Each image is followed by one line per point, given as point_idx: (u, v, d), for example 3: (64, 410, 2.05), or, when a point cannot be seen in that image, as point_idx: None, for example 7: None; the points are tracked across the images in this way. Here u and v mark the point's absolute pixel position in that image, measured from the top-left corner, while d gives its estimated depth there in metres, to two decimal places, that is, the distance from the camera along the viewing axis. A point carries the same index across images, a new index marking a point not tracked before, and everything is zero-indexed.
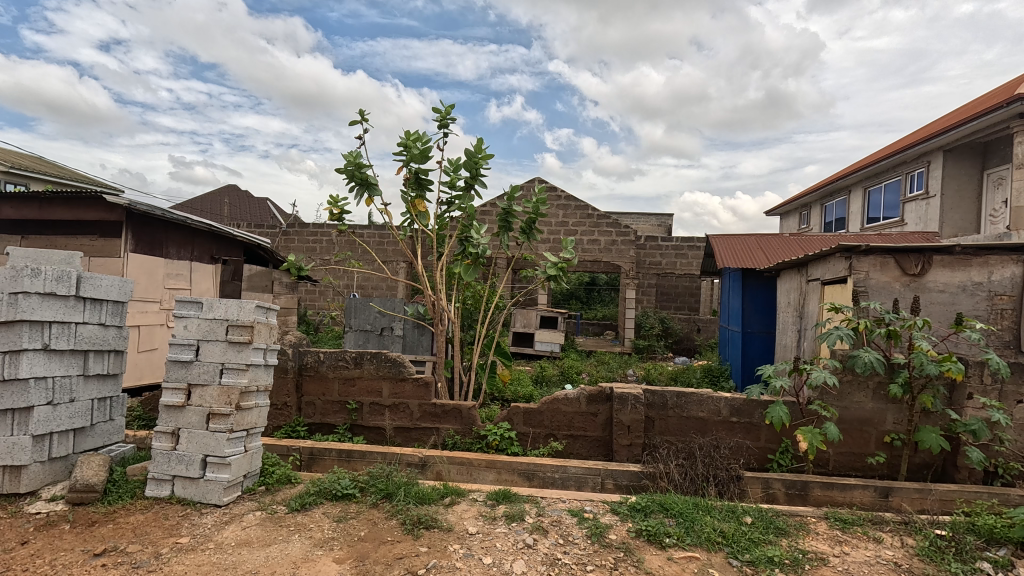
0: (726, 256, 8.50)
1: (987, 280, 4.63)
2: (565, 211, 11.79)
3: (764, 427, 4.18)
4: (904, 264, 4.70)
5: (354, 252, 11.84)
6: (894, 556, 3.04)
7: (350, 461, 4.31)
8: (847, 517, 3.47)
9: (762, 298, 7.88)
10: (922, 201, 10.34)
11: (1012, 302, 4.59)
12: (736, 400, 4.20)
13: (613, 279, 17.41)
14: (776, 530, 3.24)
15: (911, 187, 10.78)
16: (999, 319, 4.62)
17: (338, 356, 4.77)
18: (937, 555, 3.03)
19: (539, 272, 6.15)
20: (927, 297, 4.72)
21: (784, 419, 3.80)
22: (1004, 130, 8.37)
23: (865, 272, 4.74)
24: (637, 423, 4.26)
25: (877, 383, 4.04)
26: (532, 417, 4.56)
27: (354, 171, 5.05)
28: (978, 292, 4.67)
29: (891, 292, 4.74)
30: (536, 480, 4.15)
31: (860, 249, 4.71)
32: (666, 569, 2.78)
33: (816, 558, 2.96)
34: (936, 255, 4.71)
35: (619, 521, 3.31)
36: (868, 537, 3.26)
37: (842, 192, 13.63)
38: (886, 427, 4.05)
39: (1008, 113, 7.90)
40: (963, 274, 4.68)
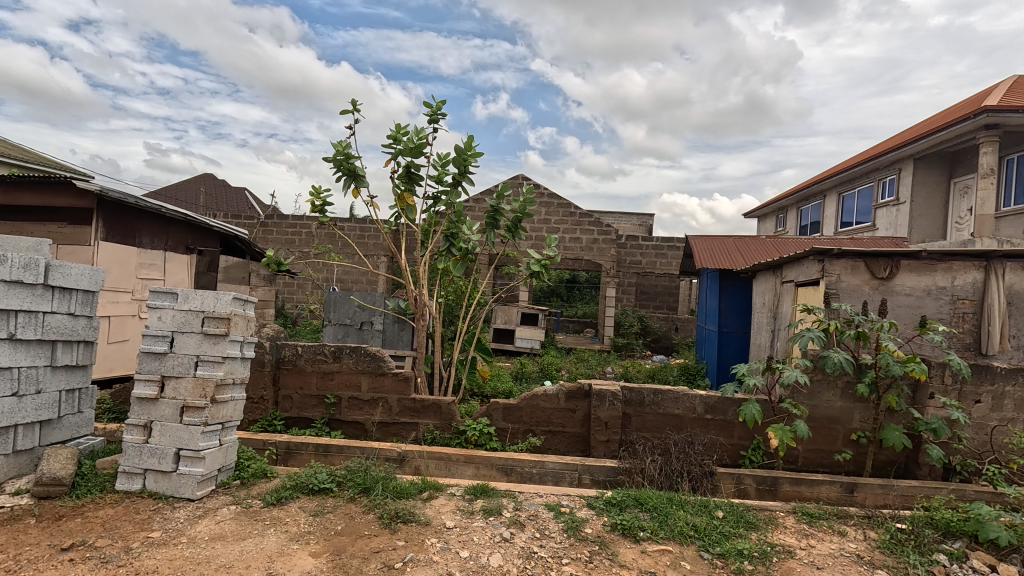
0: (705, 257, 8.66)
1: (951, 285, 4.84)
2: (548, 209, 11.86)
3: (737, 425, 4.29)
4: (873, 268, 4.87)
5: (334, 245, 11.74)
6: (856, 549, 3.16)
7: (327, 455, 4.28)
8: (814, 511, 3.58)
9: (738, 298, 8.02)
10: (893, 207, 10.68)
11: (973, 307, 4.82)
12: (710, 398, 4.29)
13: (594, 277, 17.62)
14: (745, 524, 3.33)
15: (883, 194, 11.12)
16: (960, 322, 4.84)
17: (317, 349, 4.72)
18: (897, 548, 3.16)
19: (521, 269, 6.15)
20: (895, 300, 4.90)
21: (756, 417, 3.91)
22: (971, 140, 8.69)
23: (837, 275, 4.89)
24: (615, 419, 4.32)
25: (845, 382, 4.18)
26: (511, 413, 4.58)
27: (342, 162, 4.99)
28: (942, 296, 4.86)
29: (861, 295, 4.90)
30: (514, 475, 4.19)
31: (833, 253, 4.85)
32: (640, 562, 2.85)
33: (783, 551, 3.06)
34: (904, 260, 4.88)
35: (595, 515, 3.36)
36: (833, 530, 3.38)
37: (818, 197, 13.96)
38: (854, 425, 4.19)
39: (974, 123, 8.20)
40: (928, 279, 4.87)
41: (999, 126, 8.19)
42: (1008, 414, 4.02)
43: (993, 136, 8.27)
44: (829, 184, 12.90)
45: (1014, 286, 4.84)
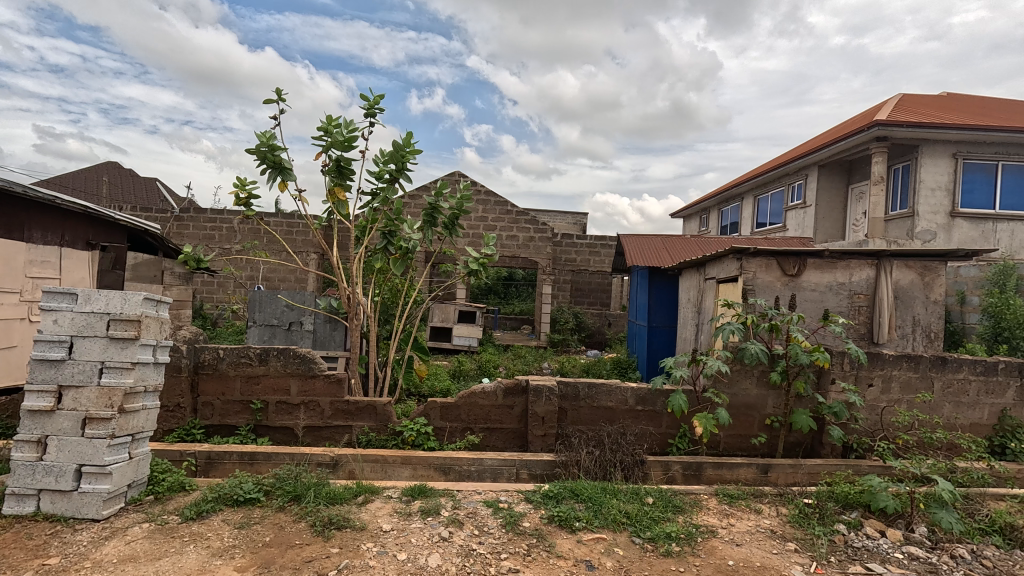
0: (635, 255, 9.02)
1: (849, 281, 5.36)
2: (485, 206, 11.87)
3: (665, 414, 4.52)
4: (784, 265, 5.30)
5: (259, 242, 11.10)
6: (770, 525, 3.43)
7: (254, 464, 4.05)
8: (733, 491, 3.85)
9: (666, 294, 8.43)
10: (801, 210, 11.64)
11: (867, 300, 5.36)
12: (641, 390, 4.49)
13: (530, 274, 17.86)
14: (673, 508, 3.52)
15: (793, 197, 12.08)
16: (856, 314, 5.37)
17: (240, 352, 4.45)
18: (804, 521, 3.47)
19: (459, 267, 6.11)
20: (803, 294, 5.35)
21: (683, 406, 4.15)
22: (866, 150, 9.62)
23: (753, 272, 5.27)
24: (551, 414, 4.42)
25: (761, 371, 4.52)
26: (449, 412, 4.55)
27: (267, 153, 4.72)
28: (841, 291, 5.37)
29: (774, 291, 5.31)
30: (453, 474, 4.17)
31: (749, 251, 5.22)
32: (576, 551, 2.93)
33: (707, 531, 3.27)
34: (810, 258, 5.35)
35: (532, 508, 3.42)
36: (750, 508, 3.65)
37: (737, 199, 14.94)
38: (768, 411, 4.54)
39: (869, 135, 9.09)
40: (830, 275, 5.37)
41: (888, 138, 9.13)
42: (895, 395, 4.52)
43: (883, 147, 9.20)
44: (746, 187, 13.83)
45: (900, 282, 5.43)
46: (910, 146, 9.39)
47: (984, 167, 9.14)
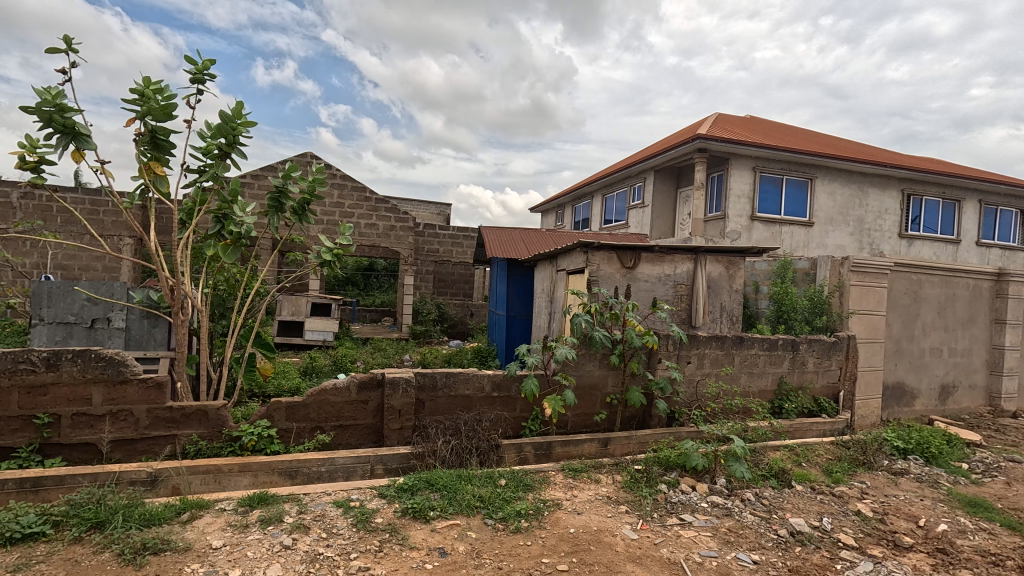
0: (495, 247, 9.28)
1: (673, 273, 6.16)
2: (341, 192, 11.23)
3: (519, 399, 4.74)
4: (623, 258, 5.89)
5: (50, 222, 9.11)
6: (607, 491, 3.83)
7: (39, 491, 3.35)
8: (577, 465, 4.22)
9: (523, 285, 8.82)
10: (640, 209, 13.03)
11: (687, 290, 6.22)
12: (497, 377, 4.65)
13: (392, 264, 17.37)
14: (523, 487, 3.73)
15: (634, 197, 13.45)
16: (679, 302, 6.20)
17: (18, 358, 3.61)
18: (635, 484, 3.94)
19: (310, 257, 5.67)
20: (637, 285, 6.02)
21: (534, 390, 4.40)
22: (691, 159, 11.08)
23: (597, 264, 5.79)
24: (408, 406, 4.36)
25: (603, 354, 4.97)
26: (295, 411, 4.24)
27: (54, 114, 3.87)
28: (668, 281, 6.16)
29: (614, 281, 5.89)
30: (300, 477, 3.91)
31: (594, 245, 5.71)
32: (429, 541, 2.95)
33: (553, 504, 3.52)
34: (643, 252, 6.02)
35: (386, 503, 3.36)
36: (591, 479, 4.04)
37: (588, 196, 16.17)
38: (608, 389, 5.02)
39: (693, 146, 10.48)
40: (659, 268, 6.11)
41: (707, 150, 10.61)
42: (706, 370, 5.32)
43: (704, 158, 10.69)
44: (596, 186, 15.04)
45: (712, 274, 6.39)
46: (723, 158, 11.04)
47: (774, 180, 11.10)
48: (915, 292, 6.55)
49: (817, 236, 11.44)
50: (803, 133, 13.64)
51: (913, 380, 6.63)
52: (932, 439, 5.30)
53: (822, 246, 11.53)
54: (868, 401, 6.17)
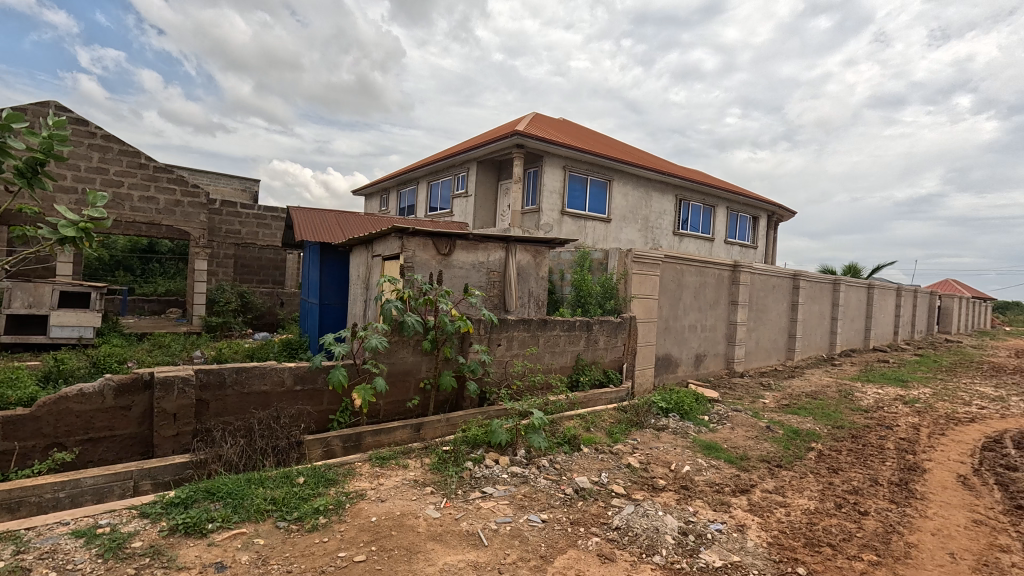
0: (306, 229, 8.57)
1: (486, 260, 6.47)
2: (103, 154, 9.24)
3: (326, 392, 4.48)
4: (438, 245, 5.98)
5: None
6: (415, 476, 3.89)
7: None
8: (386, 453, 4.19)
9: (337, 272, 8.33)
10: (463, 198, 13.32)
11: (499, 276, 6.61)
12: (299, 369, 4.31)
13: (182, 247, 14.93)
14: (325, 482, 3.55)
15: (458, 186, 13.69)
16: (491, 288, 6.55)
17: None
18: (442, 465, 4.08)
19: None
20: (452, 271, 6.18)
21: (343, 380, 4.21)
22: (509, 154, 11.69)
23: (412, 250, 5.78)
24: (187, 409, 3.78)
25: (416, 340, 4.96)
26: (18, 429, 3.39)
27: None
28: (481, 268, 6.45)
29: (429, 268, 5.96)
30: (25, 509, 3.11)
31: (409, 231, 5.69)
32: (204, 557, 2.62)
33: (356, 496, 3.43)
34: (459, 240, 6.18)
35: (149, 524, 2.87)
36: (399, 465, 4.05)
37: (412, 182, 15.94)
38: (421, 375, 5.04)
39: (511, 142, 11.07)
40: (474, 255, 6.35)
41: (523, 146, 11.29)
42: (514, 351, 5.69)
43: (521, 153, 11.37)
44: (420, 172, 14.90)
45: (521, 262, 6.84)
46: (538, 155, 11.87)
47: (580, 179, 12.33)
48: (679, 280, 7.93)
49: (613, 231, 13.08)
50: (605, 139, 15.39)
51: (676, 351, 8.07)
52: (686, 399, 6.53)
53: (617, 240, 13.24)
54: (644, 371, 7.32)
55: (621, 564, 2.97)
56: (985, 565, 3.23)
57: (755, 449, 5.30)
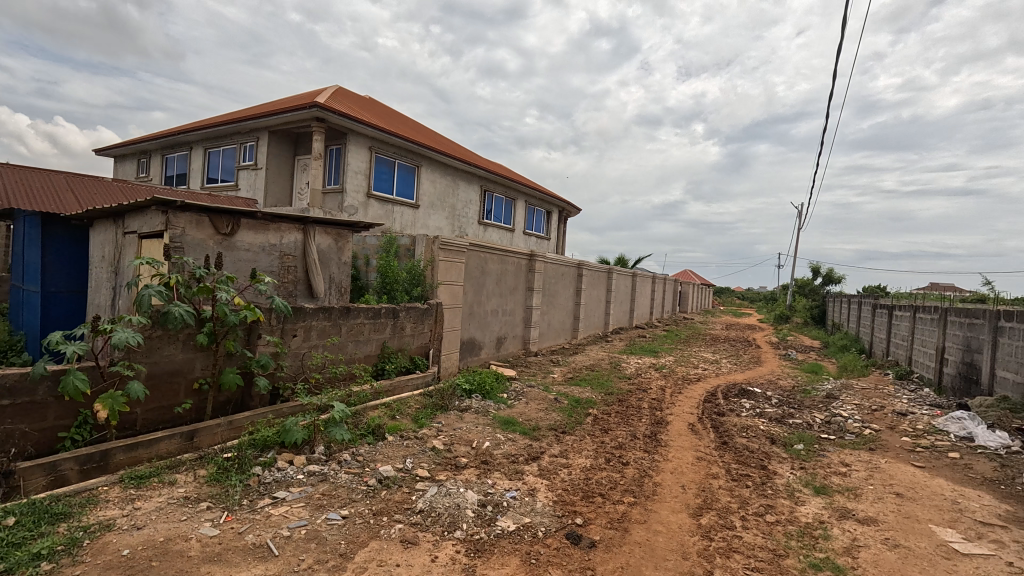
0: (16, 195, 6.53)
1: (279, 242, 5.84)
2: None
3: (52, 404, 3.48)
4: (216, 223, 5.17)
5: None
6: (185, 492, 3.36)
7: None
8: (144, 471, 3.50)
9: (70, 253, 6.53)
10: (252, 171, 11.73)
11: (295, 261, 6.03)
12: (6, 378, 3.27)
13: None
14: (51, 518, 2.85)
15: (244, 157, 12.00)
16: (285, 274, 5.93)
17: None
18: (222, 475, 3.59)
19: None
20: (235, 254, 5.41)
21: (80, 388, 3.33)
22: (308, 127, 10.71)
23: (182, 228, 4.87)
24: None
25: (187, 335, 4.21)
26: None
27: None
28: (272, 251, 5.80)
29: (205, 249, 5.10)
30: None
31: (176, 205, 4.79)
32: None
33: (100, 528, 2.83)
34: (243, 218, 5.44)
35: None
36: (163, 483, 3.44)
37: (184, 147, 13.43)
38: (195, 374, 4.29)
39: (309, 114, 10.16)
40: (263, 236, 5.68)
41: (325, 120, 10.45)
42: (313, 342, 5.24)
43: (321, 127, 10.51)
44: (194, 136, 12.63)
45: (321, 245, 6.33)
46: (341, 132, 11.12)
47: (387, 162, 11.95)
48: (483, 267, 8.34)
49: (421, 218, 13.06)
50: (413, 123, 15.21)
51: (480, 334, 8.49)
52: (487, 379, 6.94)
53: (425, 226, 13.26)
54: (450, 355, 7.53)
55: (423, 546, 3.02)
56: (701, 490, 4.18)
57: (545, 420, 5.91)
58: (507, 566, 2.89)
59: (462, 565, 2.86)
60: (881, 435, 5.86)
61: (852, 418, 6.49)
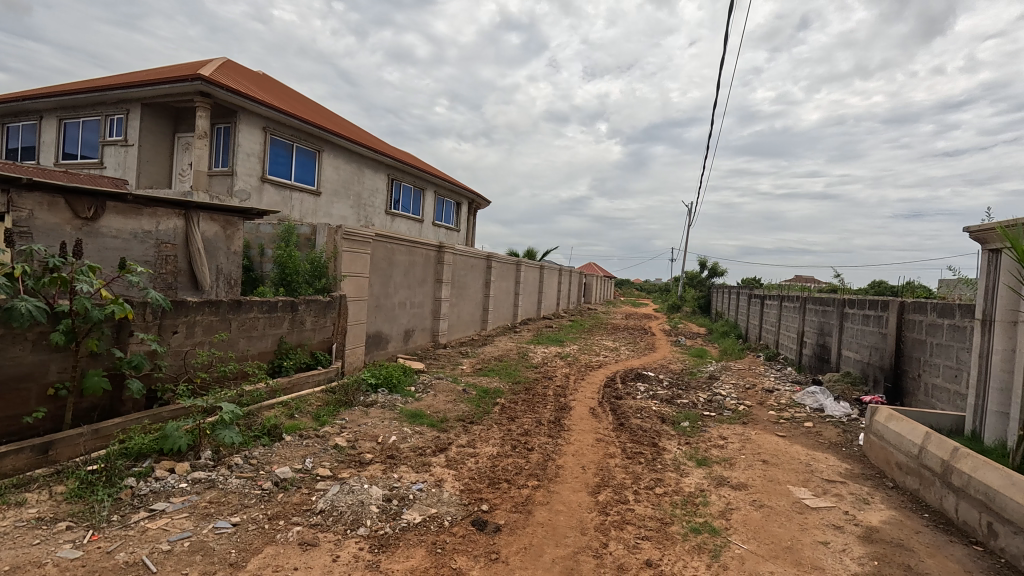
0: None
1: (155, 229, 5.30)
2: None
3: None
4: (75, 207, 4.66)
5: None
6: (37, 513, 2.94)
7: None
8: None
9: None
10: (120, 148, 10.36)
11: (175, 250, 5.47)
12: None
13: None
14: None
15: (110, 131, 10.58)
16: (163, 264, 5.36)
17: None
18: (86, 491, 3.19)
19: None
20: (99, 242, 4.88)
21: None
22: (190, 101, 9.69)
23: (29, 211, 4.39)
24: None
25: (38, 334, 3.63)
26: None
27: None
28: (147, 240, 5.25)
29: (60, 236, 4.60)
30: None
31: (21, 184, 4.27)
32: None
33: None
34: (110, 201, 4.93)
35: None
36: (8, 505, 2.98)
37: (31, 116, 11.52)
38: (49, 378, 3.71)
39: (191, 87, 9.22)
40: (134, 222, 5.13)
41: (210, 96, 9.52)
42: (198, 339, 4.79)
43: (206, 103, 9.57)
44: (45, 103, 10.88)
45: (206, 234, 5.79)
46: (230, 110, 10.19)
47: (284, 145, 11.16)
48: (390, 258, 8.12)
49: (324, 206, 12.38)
50: (314, 105, 14.36)
51: (387, 328, 8.28)
52: (394, 373, 6.81)
53: (327, 215, 12.57)
54: (354, 350, 7.26)
55: (324, 546, 2.91)
56: (600, 469, 4.46)
57: (453, 411, 5.94)
58: (412, 558, 2.88)
59: (365, 561, 2.81)
60: (752, 410, 6.62)
61: (730, 396, 7.26)
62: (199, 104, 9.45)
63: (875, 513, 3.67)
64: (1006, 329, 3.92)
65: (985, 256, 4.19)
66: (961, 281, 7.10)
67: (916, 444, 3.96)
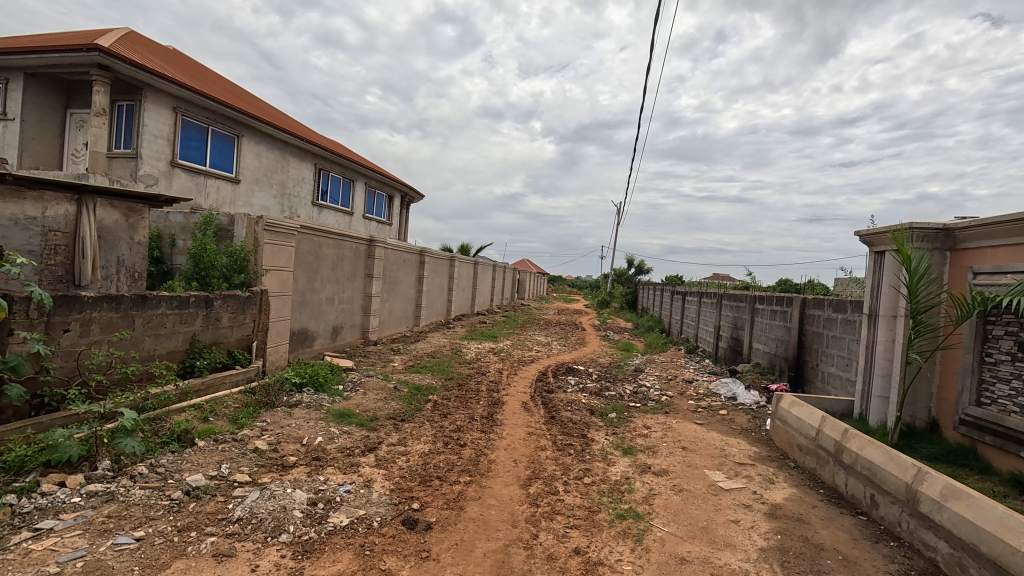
0: None
1: (41, 216, 4.68)
2: None
3: None
4: None
5: None
6: None
7: None
8: None
9: None
10: None
11: (65, 239, 4.89)
12: None
13: None
14: None
15: None
16: (51, 255, 4.78)
17: None
18: None
19: None
20: None
21: None
22: (85, 73, 8.73)
23: None
24: None
25: None
26: None
27: None
28: (31, 227, 4.64)
29: None
30: None
31: None
32: None
33: None
34: None
35: None
36: None
37: None
38: None
39: (86, 58, 8.29)
40: (15, 207, 4.52)
41: (110, 69, 8.62)
42: (93, 337, 4.34)
43: (105, 77, 8.66)
44: None
45: (104, 221, 5.26)
46: (134, 86, 9.27)
47: (198, 127, 10.32)
48: (316, 252, 7.76)
49: (243, 195, 11.60)
50: (233, 86, 13.40)
51: (312, 324, 7.91)
52: (320, 371, 6.53)
53: (246, 205, 11.78)
54: (277, 348, 6.87)
55: (242, 556, 2.74)
56: (531, 461, 4.54)
57: (383, 409, 5.80)
58: (338, 563, 2.78)
59: (288, 568, 2.68)
60: (673, 400, 7.02)
61: (653, 387, 7.64)
62: (96, 77, 8.54)
63: (779, 491, 4.01)
64: (888, 323, 4.40)
65: (873, 258, 4.68)
66: (852, 280, 7.94)
67: (813, 428, 4.37)
